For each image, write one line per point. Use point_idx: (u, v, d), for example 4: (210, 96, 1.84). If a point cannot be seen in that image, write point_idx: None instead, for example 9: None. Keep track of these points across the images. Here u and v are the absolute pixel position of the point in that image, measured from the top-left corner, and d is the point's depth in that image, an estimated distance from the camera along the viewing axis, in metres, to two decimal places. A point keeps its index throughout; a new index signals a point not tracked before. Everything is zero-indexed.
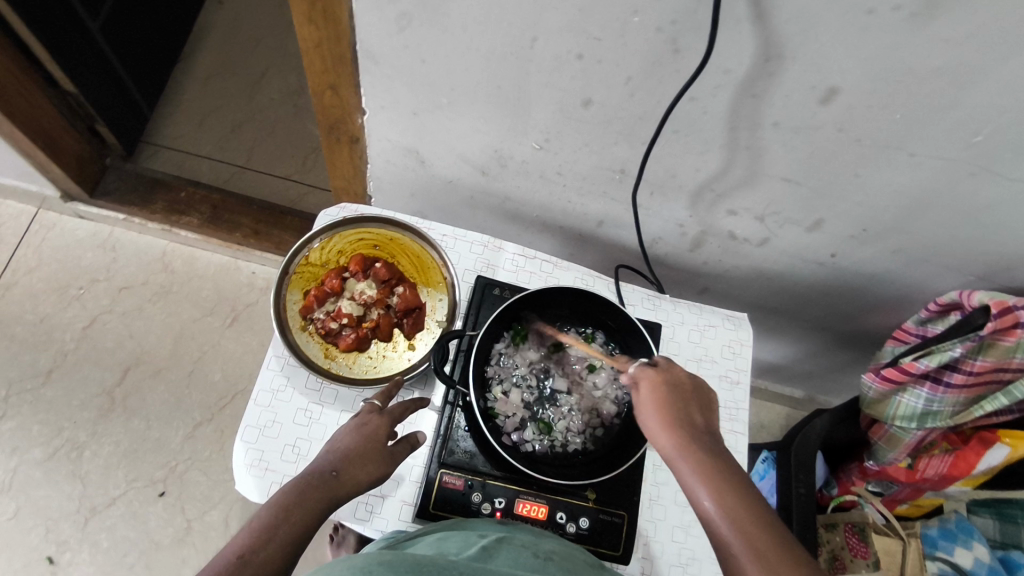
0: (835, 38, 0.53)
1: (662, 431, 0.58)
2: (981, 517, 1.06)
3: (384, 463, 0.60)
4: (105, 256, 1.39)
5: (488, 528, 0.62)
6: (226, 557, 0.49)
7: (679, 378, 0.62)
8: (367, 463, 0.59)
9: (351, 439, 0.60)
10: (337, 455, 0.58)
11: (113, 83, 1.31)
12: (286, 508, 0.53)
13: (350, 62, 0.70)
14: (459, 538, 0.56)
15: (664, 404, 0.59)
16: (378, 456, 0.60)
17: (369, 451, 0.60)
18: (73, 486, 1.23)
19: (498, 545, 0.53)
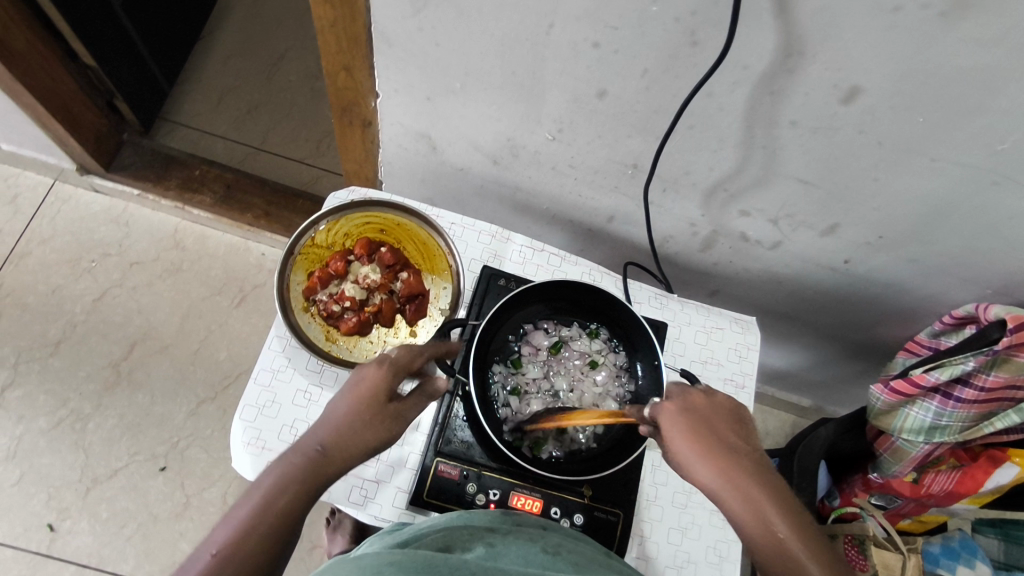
0: (859, 36, 0.51)
1: (701, 463, 0.57)
2: (985, 537, 1.05)
3: (385, 427, 0.58)
4: (118, 231, 1.40)
5: (490, 518, 0.58)
6: (208, 553, 0.51)
7: (703, 403, 0.60)
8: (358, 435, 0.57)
9: (344, 409, 0.58)
10: (327, 430, 0.57)
11: (133, 58, 1.32)
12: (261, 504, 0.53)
13: (364, 43, 0.69)
14: (466, 530, 0.54)
15: (698, 434, 0.58)
16: (376, 421, 0.58)
17: (364, 420, 0.57)
18: (76, 457, 1.24)
19: (506, 542, 0.51)
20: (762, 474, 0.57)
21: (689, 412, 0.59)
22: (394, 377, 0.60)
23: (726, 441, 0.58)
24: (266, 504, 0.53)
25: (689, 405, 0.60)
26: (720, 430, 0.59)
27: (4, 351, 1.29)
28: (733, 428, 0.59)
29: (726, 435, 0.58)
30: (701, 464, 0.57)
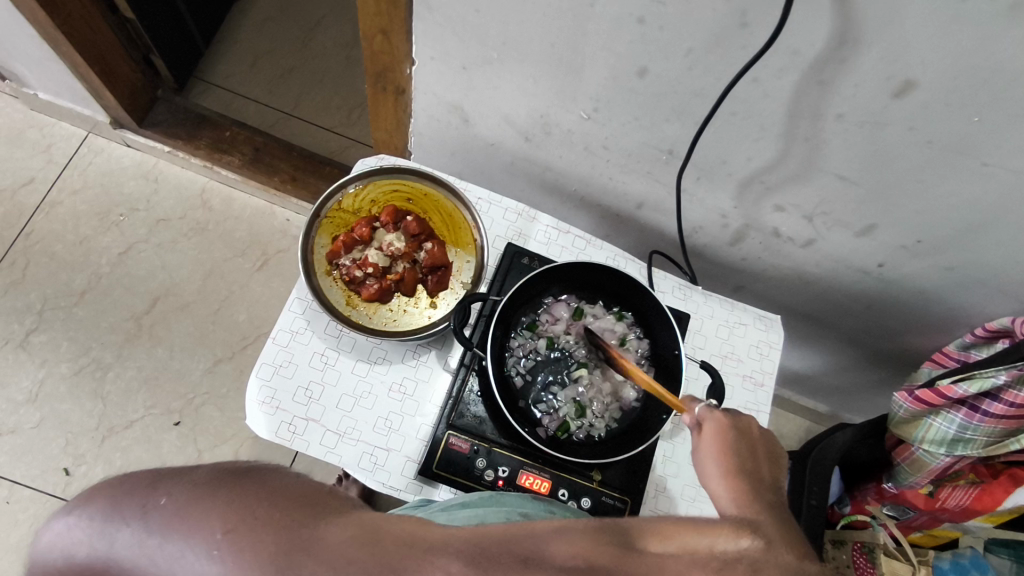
0: (920, 25, 0.49)
1: (722, 483, 0.47)
2: (998, 557, 1.01)
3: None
4: (147, 186, 1.42)
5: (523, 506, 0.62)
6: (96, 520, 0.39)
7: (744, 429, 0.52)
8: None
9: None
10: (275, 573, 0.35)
11: (172, 14, 1.32)
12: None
13: (403, 7, 0.68)
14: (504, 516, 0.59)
15: (726, 450, 0.50)
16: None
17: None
18: (94, 405, 1.26)
19: None
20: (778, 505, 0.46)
21: (725, 426, 0.52)
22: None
23: (756, 466, 0.49)
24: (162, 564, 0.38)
25: (722, 422, 0.52)
26: (755, 455, 0.50)
27: (31, 297, 1.31)
28: (763, 457, 0.50)
29: (758, 461, 0.49)
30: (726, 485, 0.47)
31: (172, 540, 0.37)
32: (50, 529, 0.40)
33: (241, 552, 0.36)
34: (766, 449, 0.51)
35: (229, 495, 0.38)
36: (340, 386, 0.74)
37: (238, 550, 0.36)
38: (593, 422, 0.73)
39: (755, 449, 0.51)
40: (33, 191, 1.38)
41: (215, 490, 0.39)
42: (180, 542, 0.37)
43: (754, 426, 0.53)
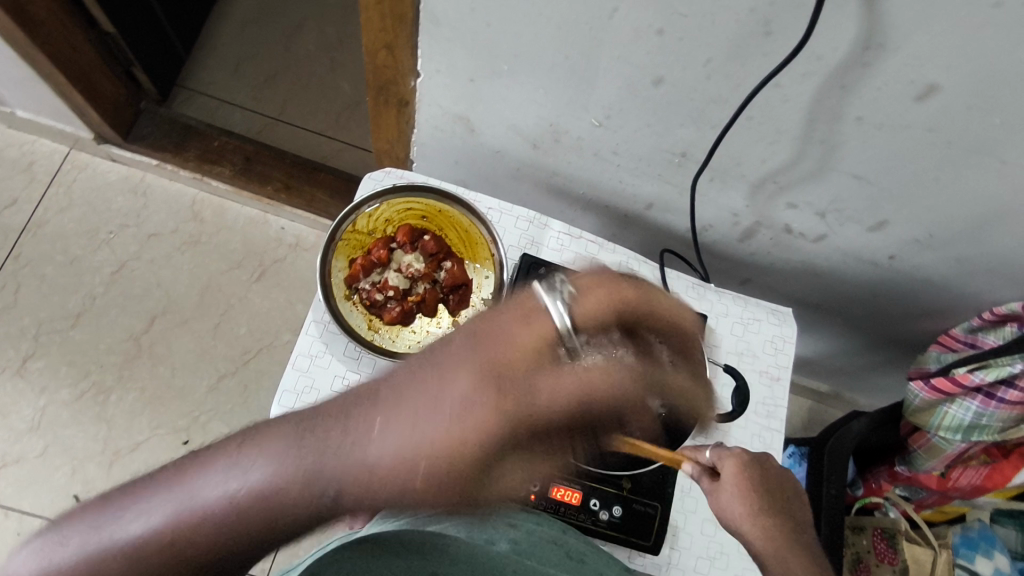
0: (948, 31, 0.49)
1: (753, 522, 0.61)
2: (1004, 527, 1.07)
3: (364, 491, 0.43)
4: (135, 201, 1.38)
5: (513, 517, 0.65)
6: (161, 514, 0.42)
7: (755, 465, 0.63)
8: (384, 498, 0.43)
9: (339, 466, 0.42)
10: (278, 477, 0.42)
11: (151, 25, 1.27)
12: (287, 503, 0.42)
13: (411, 21, 0.66)
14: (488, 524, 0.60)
15: (749, 488, 0.62)
16: (379, 484, 0.42)
17: (374, 483, 0.42)
18: (99, 429, 1.24)
19: None
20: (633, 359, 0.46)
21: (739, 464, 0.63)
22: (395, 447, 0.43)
23: (780, 504, 0.63)
24: (291, 491, 0.42)
25: (739, 460, 0.63)
26: (774, 487, 0.63)
27: (25, 322, 1.28)
28: (776, 482, 0.64)
29: (771, 492, 0.63)
30: (755, 526, 0.61)
31: (238, 463, 0.43)
32: (152, 512, 0.42)
33: (270, 452, 0.43)
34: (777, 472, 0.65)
35: (270, 424, 0.45)
36: None
37: (277, 451, 0.43)
38: None
39: (768, 475, 0.64)
40: (18, 212, 1.34)
41: (261, 425, 0.45)
42: (242, 461, 0.43)
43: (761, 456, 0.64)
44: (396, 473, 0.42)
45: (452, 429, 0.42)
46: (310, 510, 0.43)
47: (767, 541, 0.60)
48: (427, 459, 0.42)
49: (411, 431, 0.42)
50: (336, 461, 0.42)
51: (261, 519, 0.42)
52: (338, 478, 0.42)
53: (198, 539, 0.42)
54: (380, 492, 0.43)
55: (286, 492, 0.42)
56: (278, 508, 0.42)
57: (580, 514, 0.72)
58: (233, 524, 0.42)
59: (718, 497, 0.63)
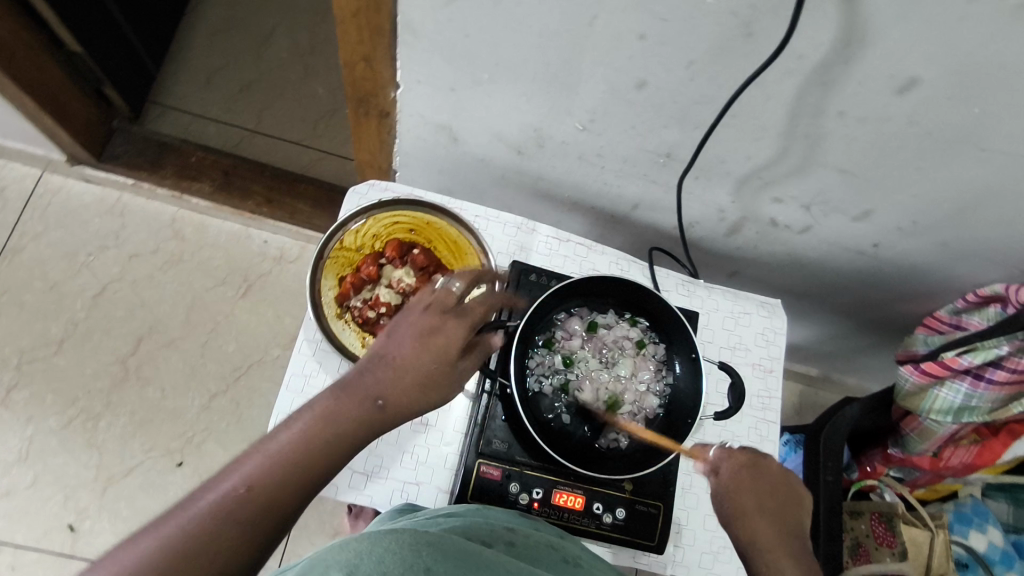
0: (926, 27, 0.49)
1: (744, 528, 0.60)
2: (995, 502, 1.09)
3: (403, 401, 0.54)
4: (114, 222, 1.35)
5: (512, 519, 0.64)
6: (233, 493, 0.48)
7: (758, 470, 0.63)
8: (415, 394, 0.54)
9: (378, 383, 0.54)
10: (332, 413, 0.52)
11: (120, 42, 1.25)
12: (342, 416, 0.52)
13: (388, 34, 0.65)
14: (487, 526, 0.59)
15: (745, 492, 0.62)
16: (416, 385, 0.54)
17: (409, 380, 0.54)
18: (90, 456, 1.22)
19: (525, 544, 0.58)
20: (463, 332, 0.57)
21: (742, 468, 0.63)
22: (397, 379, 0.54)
23: (780, 517, 0.61)
24: (344, 410, 0.53)
25: (738, 462, 0.63)
26: (778, 500, 0.62)
27: (6, 351, 1.25)
28: (783, 495, 0.63)
29: (774, 504, 0.62)
30: (745, 531, 0.60)
31: (286, 429, 0.51)
32: (231, 475, 0.49)
33: (316, 407, 0.52)
34: (787, 488, 0.63)
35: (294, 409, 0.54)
36: None
37: (319, 406, 0.53)
38: (617, 434, 0.74)
39: (773, 485, 0.63)
40: None
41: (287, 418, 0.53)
42: (290, 427, 0.51)
43: (767, 464, 0.64)
44: (419, 363, 0.55)
45: (413, 352, 0.55)
46: (362, 422, 0.53)
47: (755, 547, 0.60)
48: (418, 369, 0.55)
49: (417, 326, 0.56)
50: (373, 371, 0.54)
51: (332, 446, 0.52)
52: (377, 385, 0.54)
53: (274, 471, 0.49)
54: (410, 389, 0.54)
55: (341, 413, 0.52)
56: (340, 436, 0.52)
57: (583, 519, 0.72)
58: (302, 448, 0.51)
59: (714, 496, 0.63)
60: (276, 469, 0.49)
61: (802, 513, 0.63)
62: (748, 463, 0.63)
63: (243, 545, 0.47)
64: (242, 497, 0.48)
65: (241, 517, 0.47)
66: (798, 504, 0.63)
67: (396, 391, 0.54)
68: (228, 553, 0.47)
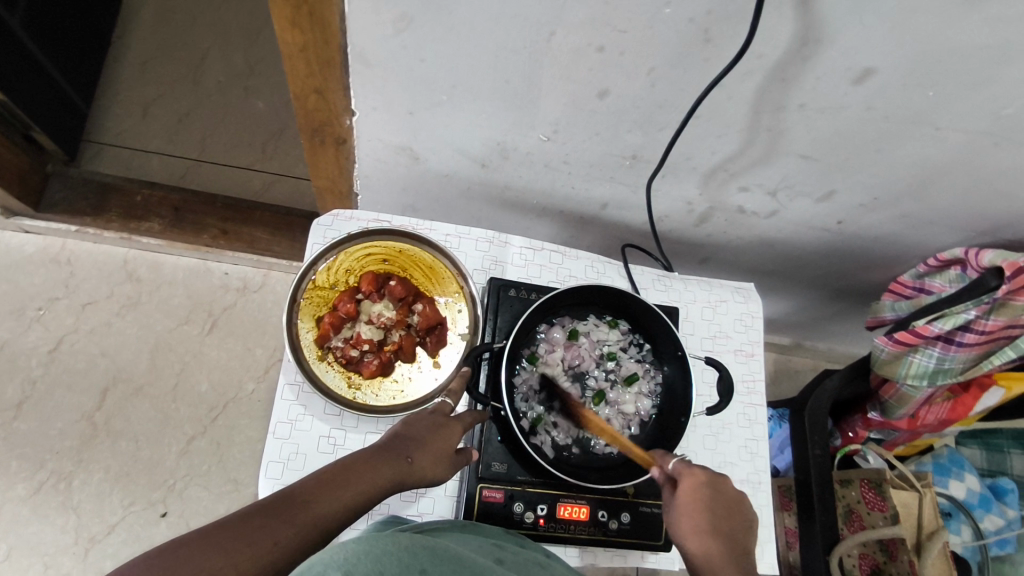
0: (879, 21, 0.50)
1: (693, 539, 0.61)
2: (969, 448, 1.16)
3: (425, 467, 0.59)
4: (61, 272, 1.29)
5: (503, 538, 0.63)
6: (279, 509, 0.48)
7: (710, 488, 0.63)
8: (436, 462, 0.60)
9: (406, 448, 0.58)
10: (367, 463, 0.54)
11: (44, 82, 1.18)
12: (375, 468, 0.55)
13: (339, 64, 0.63)
14: (476, 543, 0.57)
15: (701, 506, 0.62)
16: (440, 454, 0.60)
17: (434, 448, 0.60)
18: (67, 518, 1.17)
19: (513, 561, 0.55)
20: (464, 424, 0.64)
21: (697, 485, 0.63)
22: (422, 447, 0.59)
23: (728, 533, 0.62)
24: (378, 463, 0.55)
25: (698, 478, 0.64)
26: (729, 517, 0.63)
27: None
28: (735, 514, 0.63)
29: (726, 522, 0.62)
30: (694, 540, 0.61)
31: (330, 470, 0.53)
32: (277, 496, 0.49)
33: (354, 458, 0.55)
34: (741, 511, 0.64)
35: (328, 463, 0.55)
36: None
37: (357, 456, 0.55)
38: (610, 440, 0.74)
39: (728, 505, 0.63)
40: None
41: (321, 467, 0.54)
42: (332, 468, 0.53)
43: (725, 482, 0.64)
44: (440, 438, 0.61)
45: (433, 431, 0.61)
46: (392, 476, 0.55)
47: (705, 563, 0.60)
48: (438, 447, 0.60)
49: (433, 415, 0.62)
50: (404, 434, 0.59)
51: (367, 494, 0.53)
52: (406, 446, 0.58)
53: (324, 490, 0.51)
54: (433, 458, 0.59)
55: (375, 466, 0.55)
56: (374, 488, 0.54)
57: (590, 528, 0.72)
58: (351, 478, 0.53)
59: (671, 505, 0.64)
60: (327, 489, 0.51)
61: (749, 532, 0.64)
62: (704, 480, 0.63)
63: (278, 554, 0.46)
64: (294, 503, 0.49)
65: (287, 526, 0.47)
66: (745, 524, 0.63)
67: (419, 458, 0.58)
68: (268, 550, 0.45)
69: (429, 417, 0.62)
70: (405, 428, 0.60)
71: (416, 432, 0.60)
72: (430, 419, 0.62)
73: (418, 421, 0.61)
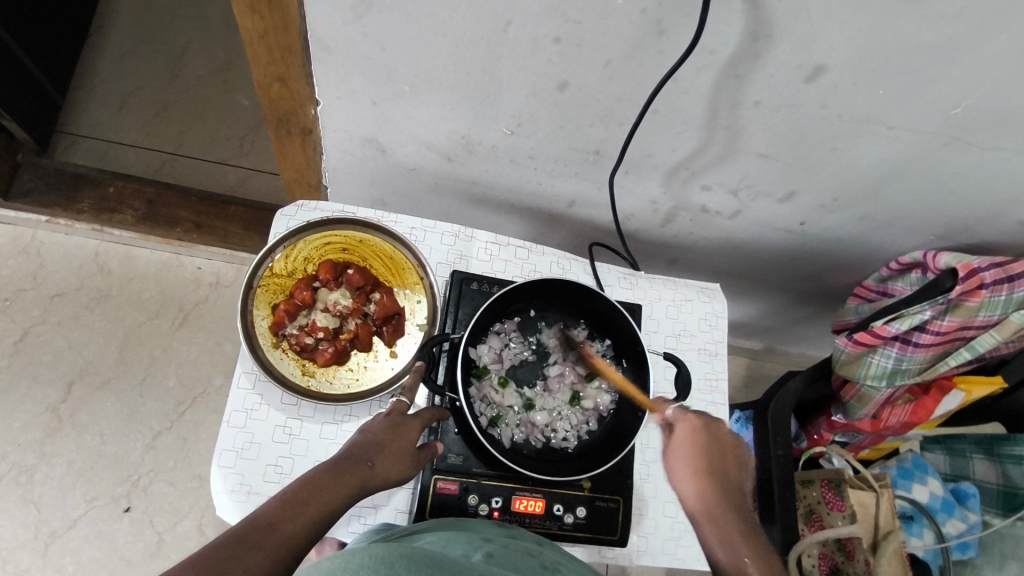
0: (826, 17, 0.51)
1: (693, 483, 0.63)
2: (933, 453, 1.18)
3: (388, 468, 0.58)
4: (30, 263, 1.27)
5: (489, 530, 0.62)
6: (247, 530, 0.46)
7: (705, 431, 0.66)
8: (399, 462, 0.59)
9: (365, 451, 0.57)
10: (330, 474, 0.53)
11: (17, 72, 1.18)
12: (338, 478, 0.54)
13: (301, 51, 0.63)
14: (463, 539, 0.56)
15: (697, 453, 0.65)
16: (403, 453, 0.60)
17: (396, 448, 0.60)
18: (26, 513, 1.15)
19: (502, 553, 0.54)
20: (420, 422, 0.64)
21: (694, 428, 0.66)
22: (381, 450, 0.59)
23: (723, 474, 0.64)
24: (340, 473, 0.54)
25: (694, 424, 0.66)
26: (723, 459, 0.65)
27: None
28: (729, 458, 0.65)
29: (722, 467, 0.64)
30: (692, 484, 0.63)
31: (290, 487, 0.51)
32: (244, 521, 0.47)
33: (314, 472, 0.53)
34: (735, 450, 0.66)
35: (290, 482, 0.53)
36: (312, 455, 0.71)
37: (316, 471, 0.53)
38: (568, 435, 0.74)
39: (723, 447, 0.66)
40: None
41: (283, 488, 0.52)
42: (293, 485, 0.51)
43: (723, 429, 0.67)
44: (399, 438, 0.61)
45: (392, 431, 0.61)
46: (355, 484, 0.55)
47: (699, 498, 0.62)
48: (398, 446, 0.60)
49: (388, 416, 0.62)
50: (362, 441, 0.58)
51: (332, 505, 0.52)
52: (365, 451, 0.57)
53: (288, 510, 0.49)
54: (394, 458, 0.59)
55: (338, 475, 0.54)
56: (339, 497, 0.53)
57: (545, 522, 0.72)
58: (313, 493, 0.51)
59: (668, 452, 0.67)
60: (293, 508, 0.50)
61: (746, 474, 0.66)
62: (700, 424, 0.66)
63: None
64: (258, 528, 0.47)
65: (259, 551, 0.46)
66: (741, 464, 0.66)
67: (381, 460, 0.58)
68: None
69: (386, 420, 0.61)
70: (363, 437, 0.59)
71: (374, 437, 0.59)
72: (388, 423, 0.61)
73: (376, 426, 0.60)
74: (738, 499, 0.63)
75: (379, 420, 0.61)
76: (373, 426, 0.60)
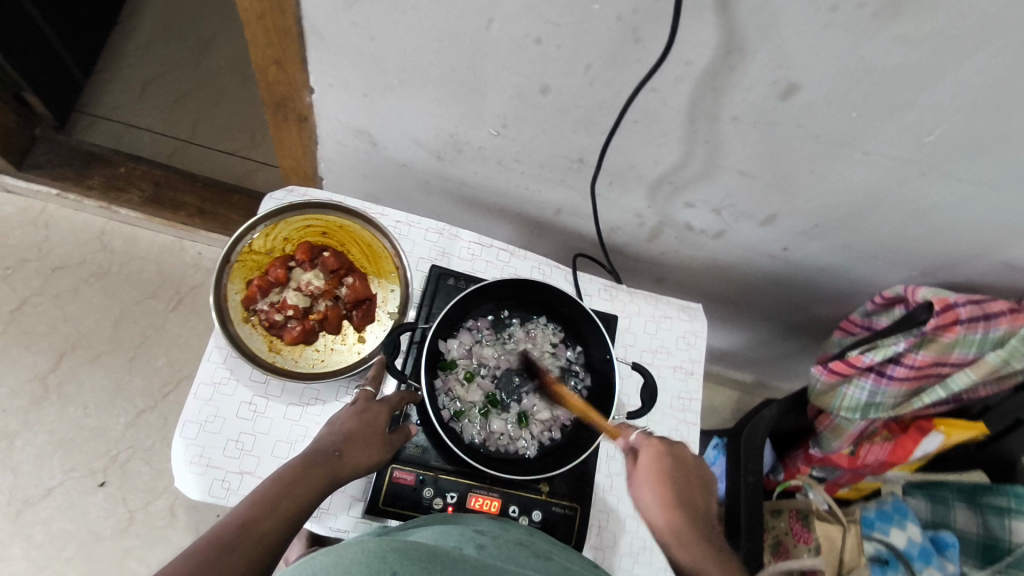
0: (797, 34, 0.52)
1: (662, 510, 0.63)
2: (915, 498, 1.15)
3: (357, 456, 0.59)
4: (37, 234, 1.31)
5: (484, 523, 0.61)
6: (220, 534, 0.47)
7: (670, 457, 0.65)
8: (367, 448, 0.60)
9: (333, 441, 0.58)
10: (299, 469, 0.54)
11: (43, 52, 1.23)
12: (308, 476, 0.54)
13: (296, 37, 0.65)
14: (457, 533, 0.55)
15: (664, 478, 0.64)
16: (372, 440, 0.61)
17: (365, 436, 0.60)
18: (3, 479, 1.17)
19: (495, 545, 0.53)
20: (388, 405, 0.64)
21: (659, 454, 0.65)
22: (349, 440, 0.59)
23: (691, 500, 0.64)
24: (310, 469, 0.55)
25: (659, 449, 0.65)
26: (689, 484, 0.65)
27: None
28: (694, 480, 0.65)
29: (689, 492, 0.64)
30: (662, 512, 0.62)
31: (260, 488, 0.52)
32: (217, 524, 0.47)
33: (283, 473, 0.53)
34: (698, 473, 0.66)
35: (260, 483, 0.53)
36: (273, 433, 0.71)
37: (284, 471, 0.54)
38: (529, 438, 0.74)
39: (688, 471, 0.65)
40: None
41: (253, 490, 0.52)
42: (263, 486, 0.52)
43: (686, 452, 0.67)
44: (368, 427, 0.61)
45: (359, 420, 0.61)
46: (325, 477, 0.55)
47: (671, 527, 0.62)
48: (367, 434, 0.61)
49: (353, 408, 0.62)
50: (329, 435, 0.59)
51: (303, 500, 0.53)
52: (332, 444, 0.58)
53: (260, 508, 0.50)
54: (363, 446, 0.60)
55: (308, 472, 0.54)
56: (309, 491, 0.53)
57: None
58: (284, 492, 0.52)
59: (633, 479, 0.65)
60: (266, 507, 0.50)
61: (710, 495, 0.66)
62: (664, 449, 0.65)
63: None
64: (233, 531, 0.47)
65: (233, 552, 0.46)
66: (704, 487, 0.66)
67: (350, 449, 0.59)
68: None
69: (353, 414, 0.62)
70: (329, 433, 0.59)
71: (341, 431, 0.59)
72: (354, 415, 0.61)
73: (342, 420, 0.61)
74: (707, 523, 0.63)
75: (346, 414, 0.61)
76: (340, 421, 0.61)
